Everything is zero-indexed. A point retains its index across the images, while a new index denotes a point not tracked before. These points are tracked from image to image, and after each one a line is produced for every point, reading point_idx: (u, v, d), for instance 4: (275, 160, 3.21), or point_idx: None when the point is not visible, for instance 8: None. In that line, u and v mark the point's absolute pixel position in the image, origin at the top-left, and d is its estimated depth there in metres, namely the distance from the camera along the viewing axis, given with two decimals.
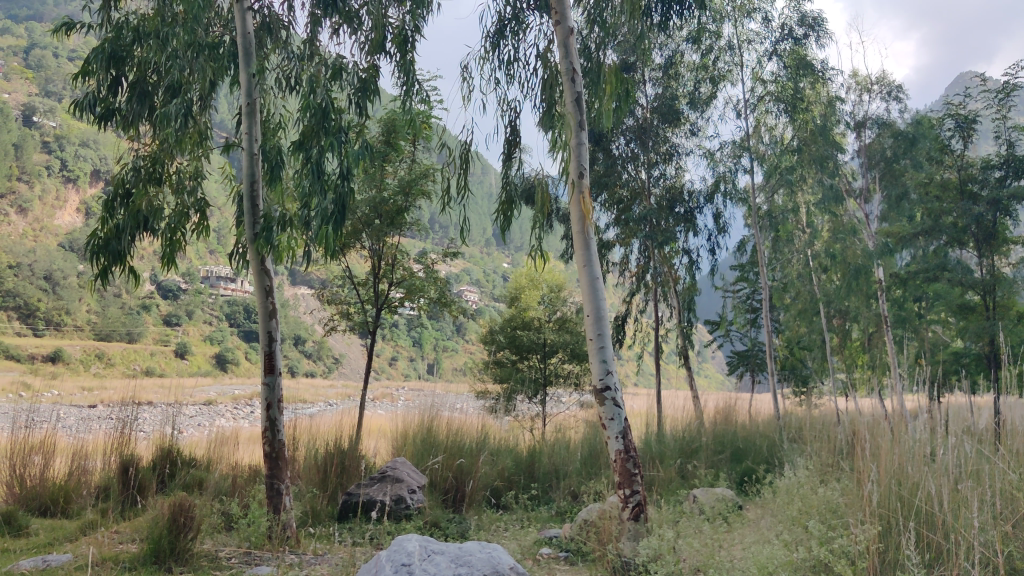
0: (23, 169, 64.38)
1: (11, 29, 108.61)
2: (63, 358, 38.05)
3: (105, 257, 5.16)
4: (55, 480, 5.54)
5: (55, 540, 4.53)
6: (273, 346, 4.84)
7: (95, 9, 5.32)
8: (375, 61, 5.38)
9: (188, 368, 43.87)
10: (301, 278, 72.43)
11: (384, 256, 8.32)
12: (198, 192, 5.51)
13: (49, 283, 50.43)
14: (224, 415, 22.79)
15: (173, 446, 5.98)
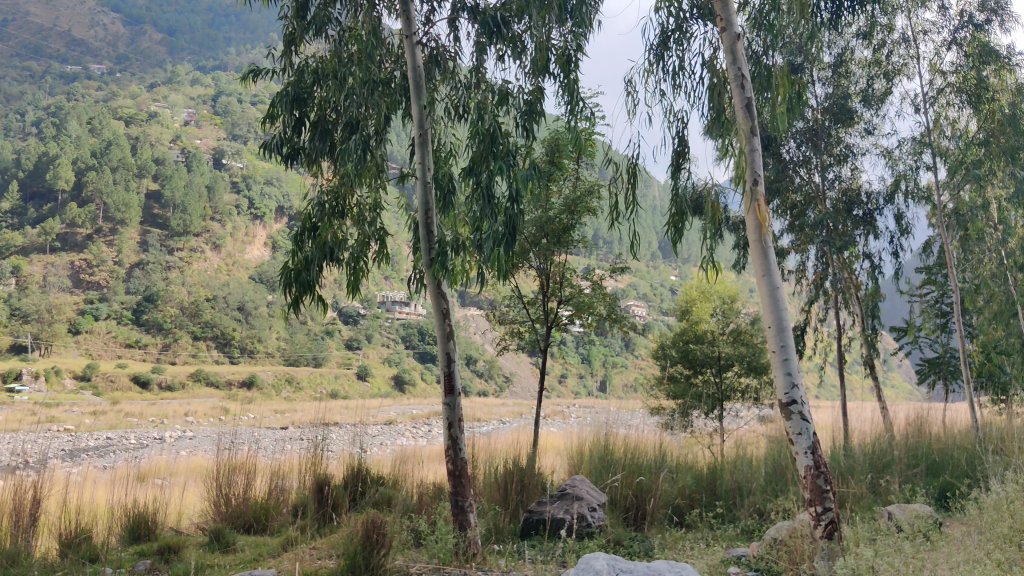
0: (216, 209, 69.34)
1: (201, 81, 117.60)
2: (257, 383, 40.64)
3: (295, 287, 5.47)
4: (256, 497, 5.85)
5: (259, 557, 4.77)
6: (451, 366, 4.95)
7: (277, 56, 5.68)
8: (540, 83, 5.46)
9: (371, 389, 45.61)
10: (471, 299, 74.13)
11: (551, 274, 8.39)
12: (377, 222, 5.76)
13: (242, 313, 53.90)
14: (405, 435, 23.63)
15: (362, 465, 6.21)
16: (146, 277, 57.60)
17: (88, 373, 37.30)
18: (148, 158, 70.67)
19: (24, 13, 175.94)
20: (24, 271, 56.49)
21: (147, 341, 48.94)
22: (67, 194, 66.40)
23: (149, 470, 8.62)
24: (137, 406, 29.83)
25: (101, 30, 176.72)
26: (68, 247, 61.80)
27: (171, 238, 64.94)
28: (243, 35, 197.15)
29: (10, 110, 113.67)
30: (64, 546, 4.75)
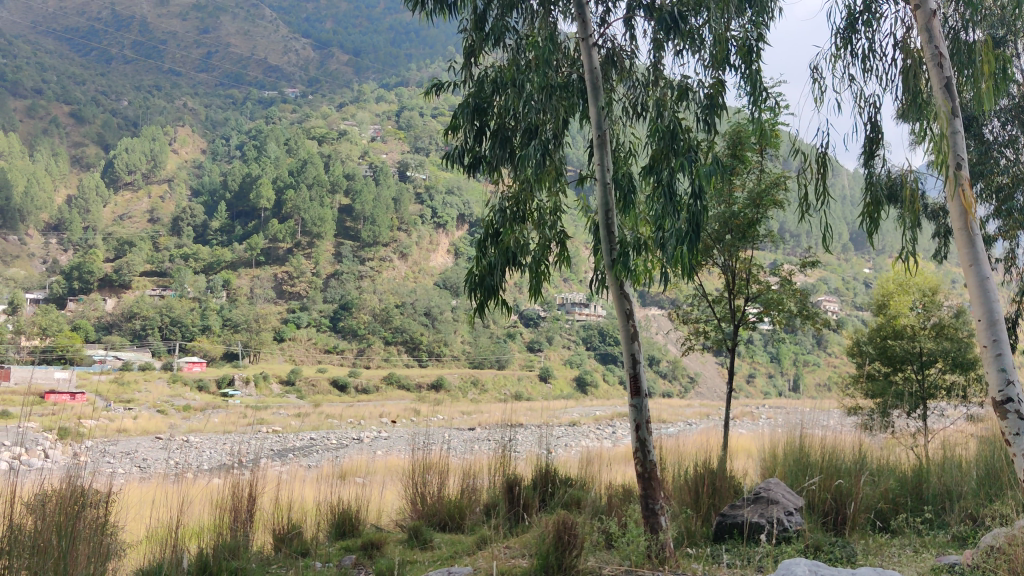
0: (402, 219, 72.05)
1: (386, 97, 122.83)
2: (444, 387, 41.95)
3: (481, 292, 5.65)
4: (451, 496, 6.01)
5: (456, 555, 4.92)
6: (637, 368, 4.92)
7: (459, 68, 5.88)
8: (719, 76, 5.33)
9: (553, 391, 46.02)
10: (652, 299, 73.38)
11: (737, 271, 8.16)
12: (558, 225, 5.81)
13: (429, 318, 55.65)
14: (590, 436, 23.70)
15: (550, 468, 6.26)
16: (341, 286, 60.69)
17: (292, 377, 39.75)
18: (339, 174, 75.02)
19: (227, 46, 190.32)
20: (234, 285, 60.94)
21: (343, 347, 51.58)
22: (269, 212, 73.56)
23: (348, 470, 9.04)
24: (336, 408, 31.43)
25: (293, 55, 188.20)
26: (271, 260, 66.50)
27: (362, 249, 68.10)
28: (422, 50, 204.20)
29: (218, 136, 123.15)
30: (277, 539, 5.08)
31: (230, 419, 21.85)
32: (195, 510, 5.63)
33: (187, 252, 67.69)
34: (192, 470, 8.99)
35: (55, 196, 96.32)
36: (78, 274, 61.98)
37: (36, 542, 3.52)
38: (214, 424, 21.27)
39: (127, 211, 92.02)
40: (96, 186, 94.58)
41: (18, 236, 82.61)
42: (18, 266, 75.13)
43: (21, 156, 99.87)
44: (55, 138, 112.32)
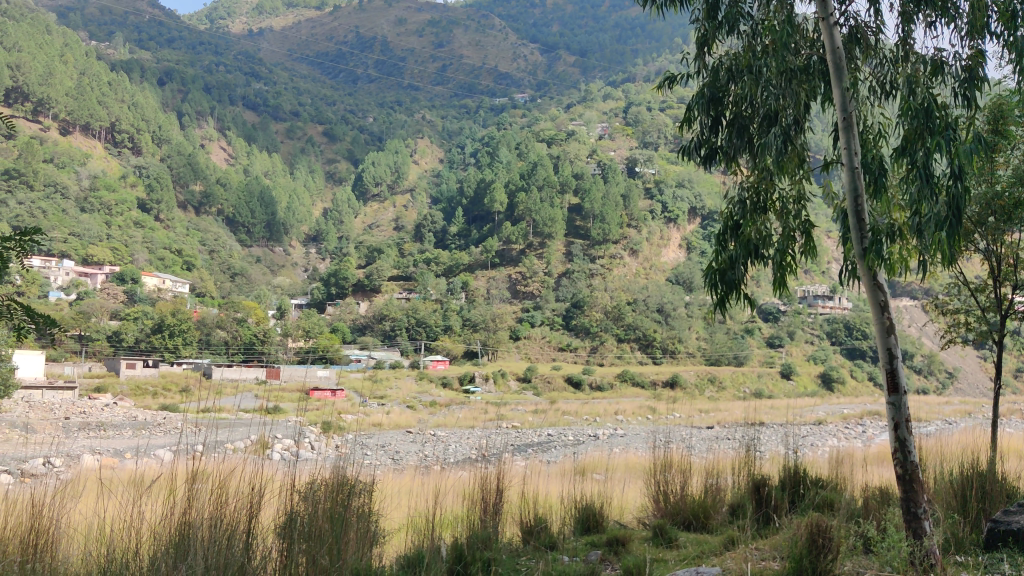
0: (632, 215, 71.68)
1: (613, 94, 123.01)
2: (680, 384, 41.48)
3: (722, 286, 5.56)
4: (694, 495, 5.89)
5: (703, 554, 4.84)
6: (895, 363, 4.62)
7: (693, 59, 5.78)
8: (980, 47, 4.92)
9: (796, 389, 44.22)
10: (904, 289, 68.51)
11: (1003, 256, 7.45)
12: (802, 214, 5.57)
13: (662, 314, 55.05)
14: (838, 435, 22.51)
15: (799, 469, 6.00)
16: (573, 285, 61.53)
17: (529, 375, 40.92)
18: (569, 174, 76.13)
19: (460, 59, 198.46)
20: (472, 286, 63.58)
21: (577, 345, 52.27)
22: (502, 215, 76.38)
23: (588, 466, 9.12)
24: (573, 404, 31.94)
25: (523, 61, 193.07)
26: (506, 261, 68.82)
27: (593, 247, 68.64)
28: (649, 44, 202.48)
29: (455, 145, 128.69)
30: (525, 533, 5.22)
31: (473, 415, 22.89)
32: (449, 500, 5.90)
33: (428, 256, 71.43)
34: (441, 463, 9.45)
35: (313, 210, 104.89)
36: (334, 281, 67.30)
37: (312, 523, 3.82)
38: (458, 419, 22.38)
39: (375, 220, 98.45)
40: (347, 200, 102.09)
41: (283, 247, 90.77)
42: (284, 273, 82.53)
43: (284, 175, 109.70)
44: (312, 157, 122.28)
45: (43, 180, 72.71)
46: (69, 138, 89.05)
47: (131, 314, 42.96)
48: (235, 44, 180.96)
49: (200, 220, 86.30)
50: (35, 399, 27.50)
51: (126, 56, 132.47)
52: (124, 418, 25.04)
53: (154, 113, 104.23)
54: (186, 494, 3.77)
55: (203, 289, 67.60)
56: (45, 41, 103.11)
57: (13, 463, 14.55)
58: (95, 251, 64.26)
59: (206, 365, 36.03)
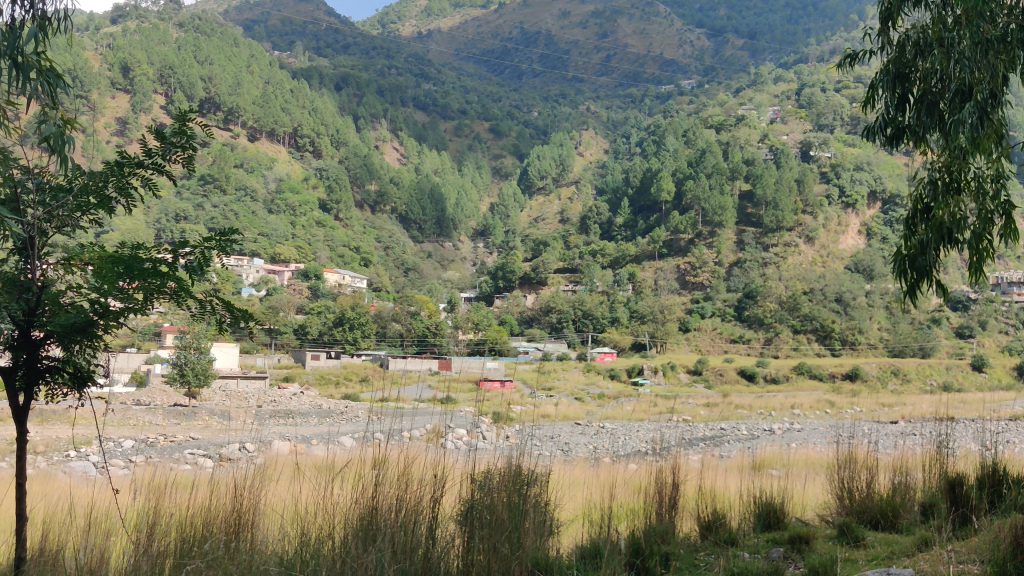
0: (808, 201, 68.53)
1: (785, 77, 118.67)
2: (861, 376, 39.64)
3: (912, 272, 5.29)
4: (881, 493, 5.59)
5: (894, 555, 4.61)
6: None
7: (877, 35, 5.51)
8: None
9: (990, 382, 41.24)
10: None
11: None
12: (1002, 194, 5.10)
13: (841, 304, 52.68)
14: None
15: (999, 468, 5.58)
16: (744, 275, 59.94)
17: (700, 367, 40.22)
18: (739, 161, 74.22)
19: (624, 48, 197.00)
20: (639, 278, 63.22)
21: (750, 337, 50.97)
22: (670, 204, 75.45)
23: (766, 461, 8.88)
24: (746, 398, 31.23)
25: (689, 46, 189.40)
26: (674, 252, 68.04)
27: (765, 235, 66.63)
28: (822, 23, 193.90)
29: (620, 135, 127.87)
30: (702, 528, 5.15)
31: (643, 408, 22.68)
32: (624, 492, 5.88)
33: (595, 248, 71.45)
34: (614, 454, 9.40)
35: (482, 206, 107.03)
36: (502, 275, 68.56)
37: (490, 507, 3.91)
38: (629, 412, 22.21)
39: (541, 214, 99.45)
40: (514, 194, 103.74)
41: (453, 243, 93.14)
42: (454, 267, 84.52)
43: (453, 172, 112.65)
44: (480, 154, 124.89)
45: (234, 184, 77.88)
46: (256, 143, 94.82)
47: (315, 309, 45.30)
48: (405, 47, 187.26)
49: (376, 218, 89.87)
50: (231, 388, 29.49)
51: (306, 64, 139.74)
52: (310, 406, 26.45)
53: (332, 117, 109.37)
54: (374, 479, 3.92)
55: (379, 284, 70.34)
56: (233, 54, 110.29)
57: (212, 447, 15.61)
58: (282, 249, 68.17)
59: (384, 357, 37.46)
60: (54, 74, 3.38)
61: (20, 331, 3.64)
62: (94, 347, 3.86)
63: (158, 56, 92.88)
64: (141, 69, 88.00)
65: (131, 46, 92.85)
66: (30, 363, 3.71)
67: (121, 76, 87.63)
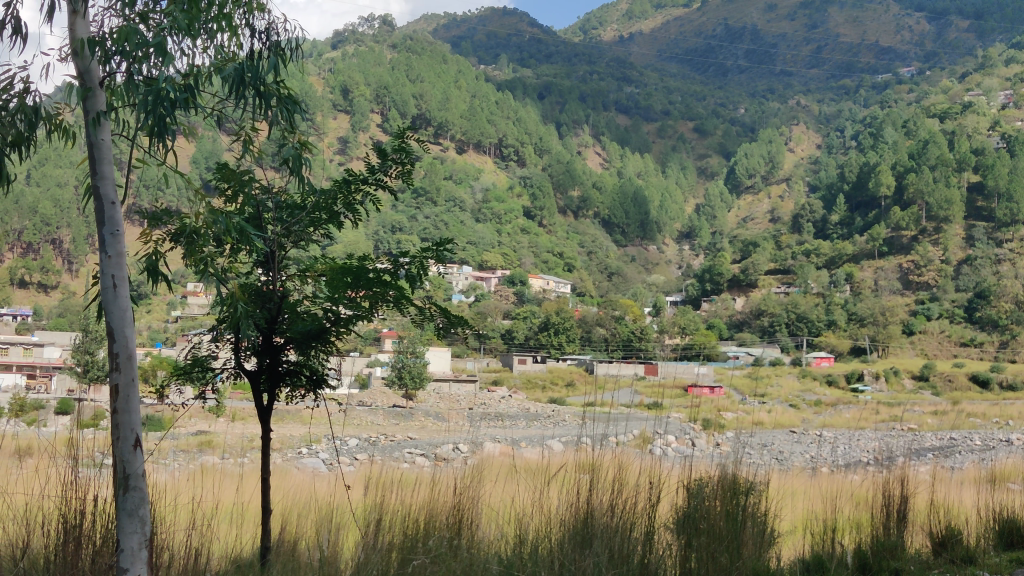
0: None
1: (1018, 58, 109.15)
2: None
3: None
4: None
5: None
6: None
7: None
8: None
9: None
10: None
11: None
12: None
13: None
14: None
15: None
16: (975, 274, 55.72)
17: (926, 373, 37.69)
18: (967, 151, 69.11)
19: (836, 38, 187.81)
20: (857, 278, 60.15)
21: (982, 339, 47.22)
22: (890, 199, 71.36)
23: (1004, 473, 8.17)
24: (981, 405, 28.95)
25: (908, 32, 178.16)
26: (895, 250, 64.33)
27: (998, 230, 61.66)
28: None
29: (833, 129, 121.94)
30: (934, 544, 4.81)
31: (864, 415, 21.55)
32: (849, 503, 5.58)
33: (807, 248, 68.69)
34: (833, 463, 8.97)
35: (686, 208, 105.52)
36: (709, 277, 67.21)
37: (707, 513, 3.87)
38: (847, 420, 21.17)
39: (749, 214, 96.85)
40: (721, 194, 101.75)
41: (657, 246, 92.35)
42: (659, 269, 83.71)
43: (656, 175, 111.96)
44: (684, 155, 123.47)
45: (444, 196, 81.58)
46: (465, 155, 98.56)
47: (522, 314, 46.38)
48: (607, 52, 188.38)
49: (580, 223, 90.78)
50: (444, 391, 30.76)
51: (511, 75, 143.42)
52: (519, 410, 27.01)
53: (536, 125, 111.44)
54: (586, 480, 3.96)
55: (584, 288, 70.88)
56: (442, 70, 115.13)
57: (428, 447, 16.37)
58: (489, 257, 70.21)
59: (590, 362, 37.73)
60: (292, 102, 3.64)
61: (265, 335, 3.99)
62: (328, 350, 4.15)
63: (374, 76, 99.13)
64: (359, 90, 94.11)
65: (349, 70, 99.09)
66: (272, 366, 4.04)
67: (341, 97, 94.05)
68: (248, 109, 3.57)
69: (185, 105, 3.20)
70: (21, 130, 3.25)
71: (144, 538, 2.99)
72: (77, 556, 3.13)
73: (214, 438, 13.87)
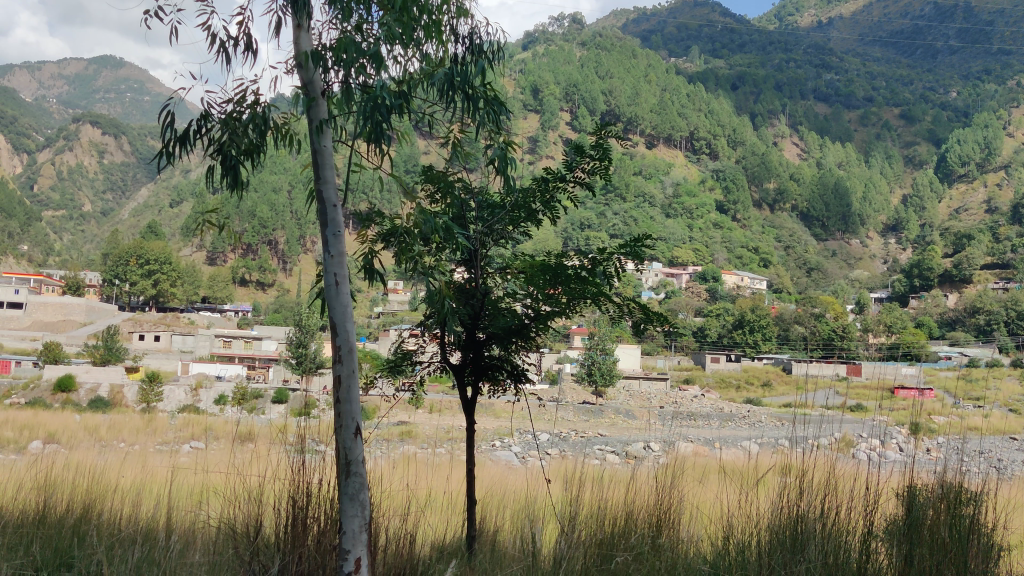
0: None
1: None
2: None
3: None
4: None
5: None
6: None
7: None
8: None
9: None
10: None
11: None
12: None
13: None
14: None
15: None
16: None
17: None
18: None
19: None
20: None
21: None
22: None
23: None
24: None
25: None
26: None
27: None
28: None
29: None
30: None
31: None
32: None
33: None
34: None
35: (892, 198, 100.10)
36: (918, 272, 63.33)
37: (928, 522, 3.66)
38: None
39: (963, 204, 90.92)
40: (930, 183, 95.97)
41: (860, 239, 88.22)
42: (862, 265, 79.93)
43: (859, 164, 107.00)
44: (889, 142, 117.51)
45: (634, 192, 82.01)
46: (654, 150, 98.25)
47: (715, 311, 45.65)
48: (805, 38, 181.64)
49: (776, 217, 88.06)
50: (635, 389, 30.73)
51: (702, 67, 141.26)
52: (713, 410, 26.62)
53: (729, 117, 108.84)
54: (794, 481, 3.84)
55: (780, 284, 68.61)
56: (633, 64, 114.70)
57: (620, 444, 16.39)
58: (680, 253, 69.43)
59: (787, 361, 36.48)
60: (498, 101, 3.71)
61: (469, 329, 4.11)
62: (528, 346, 4.21)
63: (564, 75, 101.54)
64: (548, 90, 96.38)
65: (540, 70, 100.93)
66: (477, 359, 4.15)
67: (531, 98, 96.49)
68: (462, 111, 3.69)
69: (399, 109, 3.35)
70: (252, 139, 3.51)
71: (364, 521, 3.15)
72: (305, 535, 3.35)
73: (413, 430, 14.47)
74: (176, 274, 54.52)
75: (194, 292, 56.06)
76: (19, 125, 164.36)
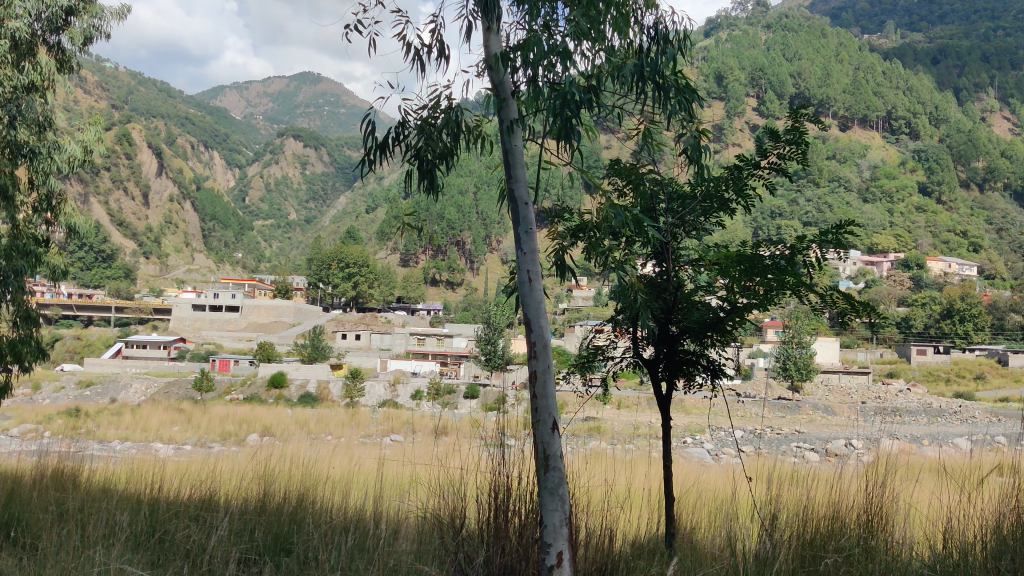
0: None
1: None
2: None
3: None
4: None
5: None
6: None
7: None
8: None
9: None
10: None
11: None
12: None
13: None
14: None
15: None
16: None
17: None
18: None
19: None
20: None
21: None
22: None
23: None
24: None
25: None
26: None
27: None
28: None
29: None
30: None
31: None
32: None
33: None
34: None
35: None
36: None
37: None
38: None
39: None
40: None
41: None
42: None
43: None
44: None
45: (828, 176, 78.68)
46: (848, 132, 94.25)
47: (920, 300, 43.05)
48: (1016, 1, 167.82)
49: (986, 197, 81.92)
50: (834, 383, 29.57)
51: (899, 42, 133.56)
52: (921, 405, 25.17)
53: (930, 93, 102.28)
54: None
55: (993, 269, 63.78)
56: (822, 44, 109.93)
57: (820, 442, 15.78)
58: (880, 239, 65.95)
59: (1004, 353, 33.91)
60: (690, 89, 3.68)
61: (661, 323, 4.05)
62: (723, 340, 4.08)
63: (749, 60, 99.07)
64: (732, 77, 94.08)
65: (723, 57, 98.70)
66: (670, 353, 4.08)
67: (715, 85, 94.81)
68: (648, 100, 3.67)
69: (588, 103, 3.34)
70: (446, 142, 3.61)
71: (565, 514, 3.17)
72: (507, 528, 3.41)
73: (602, 425, 14.54)
74: (374, 276, 57.18)
75: (390, 293, 58.58)
76: (233, 141, 177.66)
